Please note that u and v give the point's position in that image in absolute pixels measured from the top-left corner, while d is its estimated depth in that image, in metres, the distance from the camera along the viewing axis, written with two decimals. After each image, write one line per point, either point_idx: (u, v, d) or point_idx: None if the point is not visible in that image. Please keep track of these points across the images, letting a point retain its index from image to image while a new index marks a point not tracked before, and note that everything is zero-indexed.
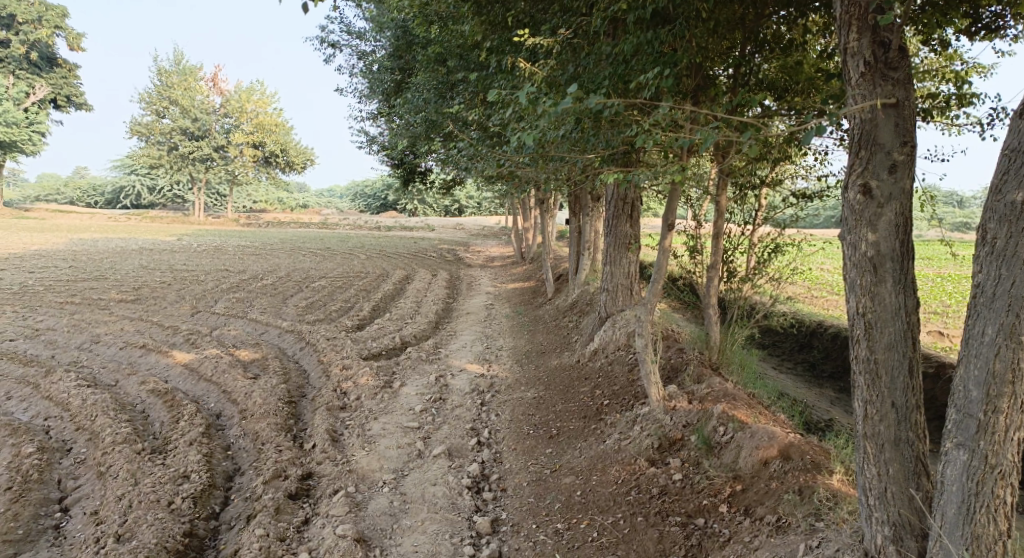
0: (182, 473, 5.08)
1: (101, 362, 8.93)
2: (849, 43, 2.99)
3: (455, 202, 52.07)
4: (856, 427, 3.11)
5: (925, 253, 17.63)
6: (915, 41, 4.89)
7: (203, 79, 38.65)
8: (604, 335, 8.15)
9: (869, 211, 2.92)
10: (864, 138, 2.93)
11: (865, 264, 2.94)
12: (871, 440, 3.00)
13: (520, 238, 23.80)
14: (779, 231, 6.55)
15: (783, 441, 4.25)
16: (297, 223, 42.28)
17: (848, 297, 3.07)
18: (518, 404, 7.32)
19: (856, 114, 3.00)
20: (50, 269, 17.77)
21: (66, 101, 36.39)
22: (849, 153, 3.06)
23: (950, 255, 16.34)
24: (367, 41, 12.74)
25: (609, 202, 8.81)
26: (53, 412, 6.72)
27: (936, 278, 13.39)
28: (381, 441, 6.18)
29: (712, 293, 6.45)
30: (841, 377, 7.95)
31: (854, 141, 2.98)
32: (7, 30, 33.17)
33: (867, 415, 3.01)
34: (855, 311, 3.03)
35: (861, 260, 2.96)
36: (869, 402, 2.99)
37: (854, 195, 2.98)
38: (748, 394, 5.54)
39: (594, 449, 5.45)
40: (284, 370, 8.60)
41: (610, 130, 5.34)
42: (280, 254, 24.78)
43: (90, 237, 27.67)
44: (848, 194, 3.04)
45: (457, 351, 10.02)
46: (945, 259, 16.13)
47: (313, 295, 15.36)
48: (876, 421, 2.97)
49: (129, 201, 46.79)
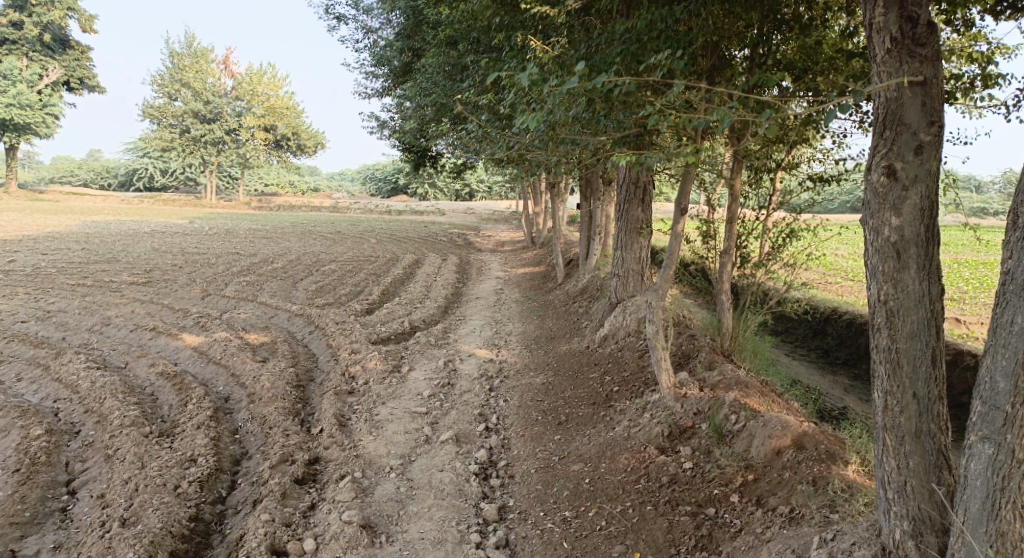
0: (189, 457, 5.10)
1: (112, 344, 8.97)
2: (875, 17, 2.83)
3: (466, 186, 51.90)
4: (874, 418, 3.00)
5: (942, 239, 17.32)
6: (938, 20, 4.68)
7: (215, 61, 38.60)
8: (614, 321, 8.06)
9: (893, 194, 2.78)
10: (888, 118, 2.78)
11: (888, 249, 2.81)
12: (890, 433, 2.89)
13: (531, 223, 23.67)
14: (795, 216, 6.38)
15: (797, 430, 4.15)
16: (309, 207, 42.34)
17: (869, 284, 2.94)
18: (527, 389, 7.26)
19: (880, 92, 2.86)
20: (63, 252, 17.90)
21: (79, 84, 36.50)
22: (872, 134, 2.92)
23: (968, 241, 16.02)
24: (373, 17, 12.59)
25: (621, 185, 8.67)
26: (62, 395, 6.76)
27: (954, 264, 13.12)
28: (388, 426, 6.15)
29: (724, 279, 6.32)
30: (856, 365, 7.82)
31: (878, 120, 2.84)
32: (20, 12, 33.25)
33: (886, 406, 2.90)
34: (876, 298, 2.91)
35: (883, 245, 2.83)
36: (890, 393, 2.88)
37: (878, 177, 2.84)
38: (761, 382, 5.43)
39: (603, 436, 5.37)
40: (293, 354, 8.59)
41: (623, 110, 5.23)
42: (291, 238, 24.82)
43: (103, 220, 27.86)
44: (870, 177, 2.90)
45: (466, 336, 9.97)
46: (964, 245, 15.84)
47: (323, 279, 15.36)
48: (896, 413, 2.86)
49: (142, 184, 47.03)
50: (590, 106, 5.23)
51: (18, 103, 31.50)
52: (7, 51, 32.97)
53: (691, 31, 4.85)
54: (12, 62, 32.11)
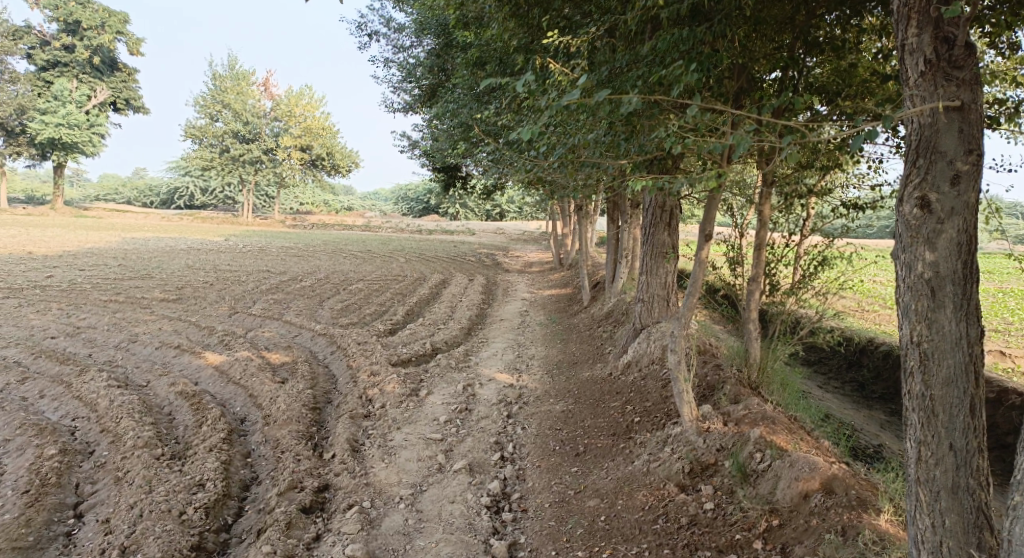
0: (197, 481, 5.23)
1: (136, 362, 9.11)
2: (907, 39, 2.64)
3: (496, 206, 52.16)
4: (907, 470, 2.75)
5: (989, 266, 16.61)
6: (979, 44, 4.41)
7: (255, 83, 39.75)
8: (638, 348, 7.82)
9: (927, 226, 2.56)
10: (921, 146, 2.58)
11: (921, 287, 2.58)
12: (926, 487, 2.64)
13: (559, 244, 23.52)
14: (828, 242, 6.09)
15: (826, 473, 3.87)
16: (341, 225, 42.99)
17: (900, 323, 2.71)
18: (546, 417, 7.05)
19: (913, 118, 2.65)
20: (100, 267, 18.45)
21: (125, 105, 38.01)
22: (905, 162, 2.71)
23: (1016, 269, 15.31)
24: (404, 35, 12.74)
25: (647, 209, 8.49)
26: (81, 413, 6.91)
27: (1001, 294, 12.50)
28: (402, 452, 6.04)
29: (752, 307, 6.05)
30: (894, 400, 7.40)
31: (910, 148, 2.63)
32: (73, 36, 34.81)
33: (920, 458, 2.65)
34: (908, 339, 2.68)
35: (916, 282, 2.60)
36: (924, 444, 2.63)
37: (910, 209, 2.62)
38: (790, 417, 5.13)
39: (621, 470, 5.14)
40: (313, 374, 8.56)
41: (645, 133, 5.04)
42: (322, 256, 25.15)
43: (142, 237, 28.65)
44: (902, 208, 2.69)
45: (488, 359, 9.84)
46: (1010, 273, 15.15)
47: (349, 298, 15.44)
48: (931, 465, 2.62)
49: (183, 201, 48.48)
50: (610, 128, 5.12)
51: (66, 124, 33.10)
52: (58, 73, 34.54)
53: (716, 54, 4.71)
54: (63, 84, 33.66)
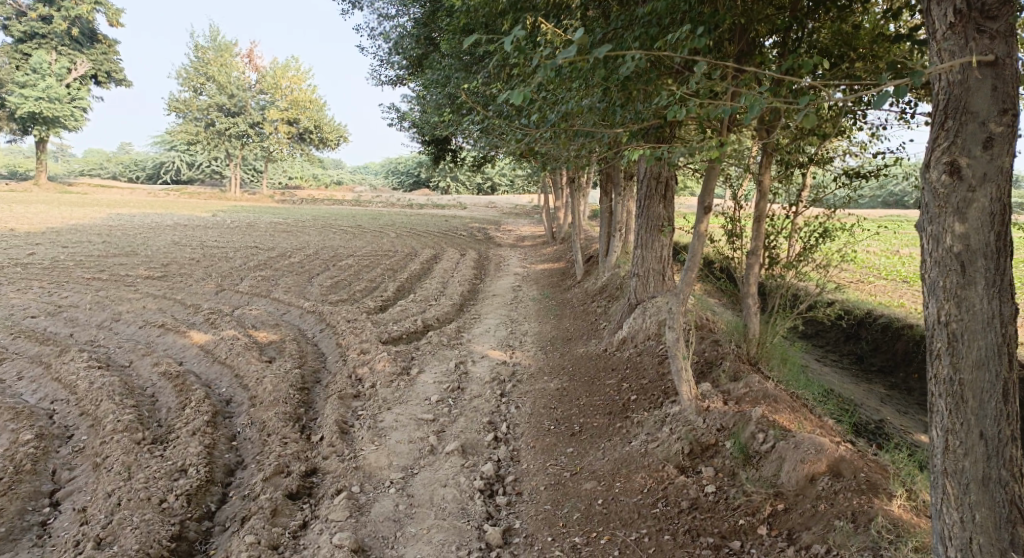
0: (179, 467, 5.06)
1: (119, 342, 8.85)
2: None
3: (488, 180, 51.62)
4: (932, 460, 2.60)
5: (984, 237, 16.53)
6: None
7: (240, 54, 38.78)
8: (633, 323, 7.65)
9: (957, 196, 2.35)
10: (951, 107, 2.35)
11: (951, 263, 2.38)
12: (955, 479, 2.48)
13: (551, 217, 23.23)
14: (829, 213, 5.87)
15: (833, 454, 3.71)
16: (331, 200, 42.40)
17: (926, 302, 2.52)
18: (540, 396, 6.88)
19: (940, 76, 2.41)
20: (83, 244, 18.03)
21: (107, 77, 37.00)
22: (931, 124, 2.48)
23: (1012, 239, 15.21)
24: (390, 3, 12.26)
25: (641, 181, 8.23)
26: (60, 396, 6.69)
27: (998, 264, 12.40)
28: (392, 434, 5.88)
29: (751, 281, 5.86)
30: (892, 373, 7.27)
31: (939, 109, 2.41)
32: (50, 5, 33.65)
33: (948, 448, 2.49)
34: (934, 318, 2.49)
35: (945, 257, 2.40)
36: (951, 432, 2.47)
37: (937, 175, 2.41)
38: (791, 395, 4.97)
39: (618, 451, 4.99)
40: (301, 353, 8.36)
41: (643, 100, 4.77)
42: (311, 231, 24.75)
43: (128, 213, 28.09)
44: (927, 173, 2.47)
45: (480, 336, 9.66)
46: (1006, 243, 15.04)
47: (339, 274, 15.17)
48: (959, 456, 2.46)
49: (170, 176, 47.68)
50: (606, 94, 4.86)
51: (47, 97, 32.15)
52: (37, 45, 33.46)
53: (717, 15, 4.46)
54: (43, 55, 32.64)
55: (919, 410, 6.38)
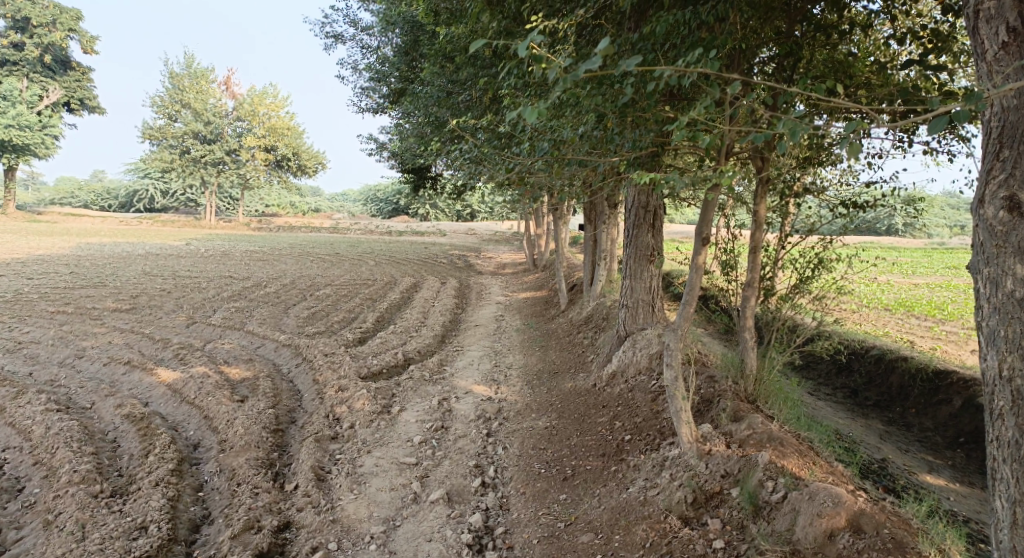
0: (139, 524, 4.64)
1: (80, 381, 8.32)
2: (984, 8, 2.81)
3: (467, 207, 51.49)
4: (1001, 509, 2.85)
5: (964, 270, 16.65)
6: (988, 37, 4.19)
7: (218, 82, 38.47)
8: (623, 357, 7.40)
9: (1016, 233, 2.68)
10: (1006, 131, 2.70)
11: (1014, 309, 2.70)
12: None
13: (533, 244, 23.00)
14: (826, 243, 5.73)
15: (851, 508, 3.52)
16: (309, 227, 41.83)
17: (988, 353, 2.84)
18: (529, 435, 6.56)
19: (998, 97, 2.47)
20: (49, 276, 17.33)
21: (80, 105, 36.40)
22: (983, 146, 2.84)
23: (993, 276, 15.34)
24: (371, 35, 12.12)
25: (629, 210, 8.10)
26: (13, 443, 6.19)
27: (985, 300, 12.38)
28: (372, 481, 5.51)
29: (748, 314, 5.60)
30: (889, 407, 7.06)
31: (994, 136, 2.76)
32: (23, 33, 33.15)
33: (1016, 499, 2.77)
34: (998, 371, 2.80)
35: (1006, 302, 2.73)
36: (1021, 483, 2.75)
37: (995, 212, 2.73)
38: (795, 435, 4.73)
39: (615, 499, 4.69)
40: (276, 391, 7.92)
41: (641, 128, 4.58)
42: (287, 260, 24.22)
43: (98, 242, 27.27)
44: (980, 208, 2.82)
45: (464, 370, 9.31)
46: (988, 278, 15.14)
47: (315, 305, 14.71)
48: None
49: (144, 204, 46.78)
50: (602, 121, 4.68)
51: (17, 124, 31.30)
52: (7, 72, 32.80)
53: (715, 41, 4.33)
54: (13, 83, 32.00)
55: (920, 447, 6.16)
